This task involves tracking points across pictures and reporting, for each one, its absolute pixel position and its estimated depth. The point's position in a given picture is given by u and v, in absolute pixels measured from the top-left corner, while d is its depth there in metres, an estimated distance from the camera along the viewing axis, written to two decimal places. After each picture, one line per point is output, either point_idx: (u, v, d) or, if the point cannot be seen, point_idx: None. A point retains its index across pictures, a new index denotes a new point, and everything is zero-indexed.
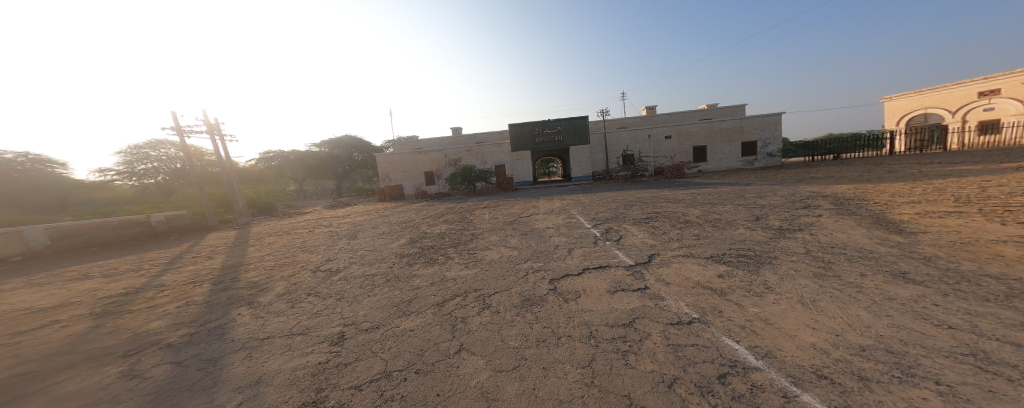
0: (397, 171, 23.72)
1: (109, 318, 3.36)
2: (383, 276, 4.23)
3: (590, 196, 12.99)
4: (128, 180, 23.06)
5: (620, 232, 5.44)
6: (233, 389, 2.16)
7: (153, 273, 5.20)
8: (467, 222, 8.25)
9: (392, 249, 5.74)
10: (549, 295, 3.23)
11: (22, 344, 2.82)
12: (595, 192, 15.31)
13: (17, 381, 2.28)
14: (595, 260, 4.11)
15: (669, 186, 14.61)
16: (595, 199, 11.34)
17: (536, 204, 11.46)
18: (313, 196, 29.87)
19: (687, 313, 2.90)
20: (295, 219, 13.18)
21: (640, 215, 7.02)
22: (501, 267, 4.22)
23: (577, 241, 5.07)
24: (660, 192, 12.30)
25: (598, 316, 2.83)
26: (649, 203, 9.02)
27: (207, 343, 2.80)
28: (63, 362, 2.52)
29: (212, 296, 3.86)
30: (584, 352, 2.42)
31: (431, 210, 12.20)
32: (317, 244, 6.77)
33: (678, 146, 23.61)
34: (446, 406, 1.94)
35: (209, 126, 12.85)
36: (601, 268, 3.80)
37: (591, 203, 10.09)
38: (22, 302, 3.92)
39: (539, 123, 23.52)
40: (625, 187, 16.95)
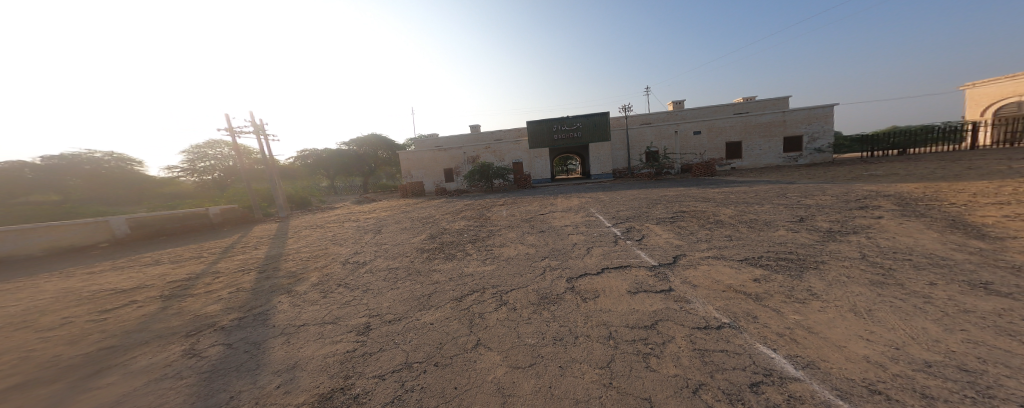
0: (418, 168, 24.45)
1: (175, 300, 3.83)
2: (405, 270, 4.40)
3: (611, 194, 12.65)
4: (191, 177, 26.44)
5: (643, 232, 5.24)
6: (274, 372, 2.37)
7: (209, 260, 5.85)
8: (485, 219, 8.35)
9: (414, 244, 5.96)
10: (567, 294, 3.19)
11: (109, 321, 3.30)
12: (617, 189, 14.84)
13: (106, 354, 2.68)
14: (616, 259, 3.99)
15: (699, 185, 13.81)
16: (616, 197, 10.99)
17: (554, 201, 11.33)
18: (343, 192, 32.02)
19: (715, 317, 2.73)
20: (325, 213, 14.09)
21: (666, 214, 6.70)
22: (519, 264, 4.23)
23: (597, 240, 4.95)
24: (689, 190, 11.66)
25: (619, 317, 2.75)
26: (675, 202, 8.58)
27: (253, 326, 3.09)
28: (140, 338, 2.91)
29: (257, 284, 4.26)
30: (603, 352, 2.36)
31: (451, 207, 12.49)
32: (346, 237, 7.20)
33: (709, 142, 22.45)
34: (463, 399, 1.99)
35: (255, 126, 14.09)
36: (622, 268, 3.67)
37: (612, 202, 9.80)
38: (110, 283, 4.59)
39: (558, 119, 23.52)
40: (651, 185, 16.26)
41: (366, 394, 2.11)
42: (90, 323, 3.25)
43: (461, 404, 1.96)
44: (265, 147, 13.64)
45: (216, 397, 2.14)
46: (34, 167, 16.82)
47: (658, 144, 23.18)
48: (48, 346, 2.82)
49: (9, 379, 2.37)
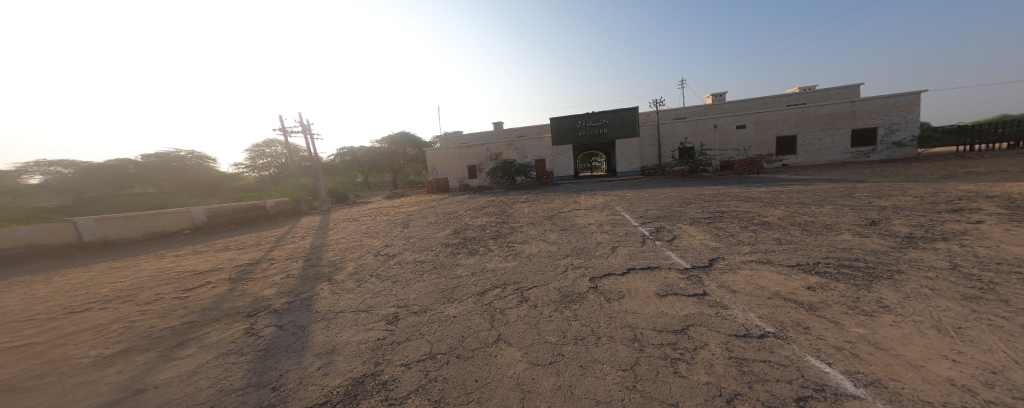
0: (443, 165, 25.19)
1: (239, 283, 4.39)
2: (431, 264, 4.60)
3: (639, 192, 12.08)
4: (254, 173, 30.49)
5: (675, 232, 4.93)
6: (315, 354, 2.61)
7: (266, 248, 6.60)
8: (507, 216, 8.41)
9: (439, 238, 6.21)
10: (589, 293, 3.11)
11: (190, 298, 3.88)
12: (648, 187, 14.14)
13: (187, 328, 3.14)
14: (643, 260, 3.80)
15: (742, 183, 12.67)
16: (645, 196, 10.47)
17: (578, 199, 11.07)
18: (376, 187, 34.44)
19: (756, 323, 2.46)
20: (360, 207, 15.13)
21: (701, 214, 6.22)
22: (540, 261, 4.20)
23: (623, 240, 4.75)
24: (729, 189, 10.73)
25: (645, 320, 2.60)
26: (712, 201, 7.95)
27: (300, 310, 3.43)
28: (212, 316, 3.38)
29: (304, 271, 4.72)
30: (626, 354, 2.25)
31: (474, 203, 12.74)
32: (378, 230, 7.67)
33: (755, 137, 20.83)
34: (484, 393, 2.02)
35: (304, 126, 15.01)
36: (650, 269, 3.48)
37: (641, 200, 9.35)
38: (191, 266, 5.38)
39: (583, 115, 23.21)
40: (686, 183, 15.24)
41: (393, 381, 2.24)
42: (176, 300, 3.83)
43: (480, 397, 1.99)
44: (312, 144, 14.80)
45: (268, 374, 2.40)
46: (137, 164, 20.54)
47: (693, 140, 21.91)
48: (145, 318, 3.37)
49: (118, 345, 2.88)
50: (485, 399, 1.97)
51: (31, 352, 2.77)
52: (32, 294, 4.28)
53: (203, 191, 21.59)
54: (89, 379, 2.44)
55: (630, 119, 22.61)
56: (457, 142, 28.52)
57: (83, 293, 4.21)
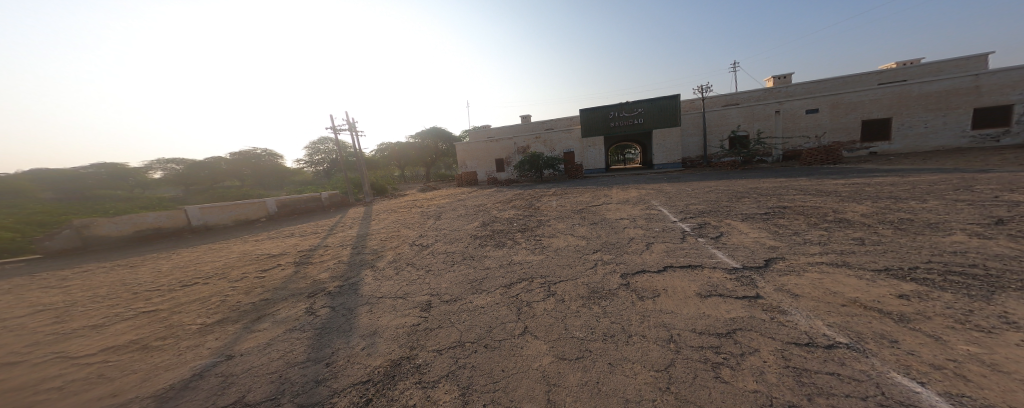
0: (471, 158, 25.22)
1: (302, 266, 5.04)
2: (460, 255, 4.77)
3: (679, 185, 11.17)
4: (311, 167, 35.39)
5: (723, 228, 4.46)
6: (361, 335, 2.87)
7: (321, 236, 7.45)
8: (534, 209, 8.37)
9: (468, 230, 6.41)
10: (620, 291, 2.95)
11: (266, 278, 4.57)
12: (691, 180, 12.99)
13: (264, 304, 3.70)
14: (683, 258, 3.49)
15: (808, 175, 11.01)
16: (687, 190, 9.63)
17: (609, 192, 10.59)
18: (411, 180, 36.88)
19: (823, 328, 2.05)
20: (399, 199, 16.29)
21: (756, 210, 5.53)
22: (569, 255, 4.11)
23: (660, 236, 4.43)
24: (791, 182, 9.40)
25: (683, 321, 2.37)
26: (768, 195, 7.03)
27: (349, 293, 3.82)
28: (282, 295, 3.93)
29: (351, 258, 5.24)
30: (659, 355, 2.07)
31: (503, 196, 12.88)
32: (413, 222, 8.19)
33: (830, 122, 18.26)
34: (509, 383, 2.03)
35: (352, 125, 16.29)
36: (691, 268, 3.21)
37: (680, 194, 8.61)
38: (265, 249, 6.31)
39: (616, 106, 22.04)
40: (739, 175, 13.68)
41: (426, 366, 2.36)
42: (256, 279, 4.54)
43: (506, 388, 2.00)
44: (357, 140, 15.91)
45: (323, 351, 2.72)
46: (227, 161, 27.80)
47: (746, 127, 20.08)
48: (234, 293, 4.05)
49: (215, 315, 3.50)
50: (510, 390, 1.98)
51: (159, 318, 3.50)
52: (158, 268, 5.41)
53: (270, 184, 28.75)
54: (197, 343, 3.00)
55: (668, 105, 20.91)
56: (485, 136, 28.81)
57: (190, 270, 5.17)
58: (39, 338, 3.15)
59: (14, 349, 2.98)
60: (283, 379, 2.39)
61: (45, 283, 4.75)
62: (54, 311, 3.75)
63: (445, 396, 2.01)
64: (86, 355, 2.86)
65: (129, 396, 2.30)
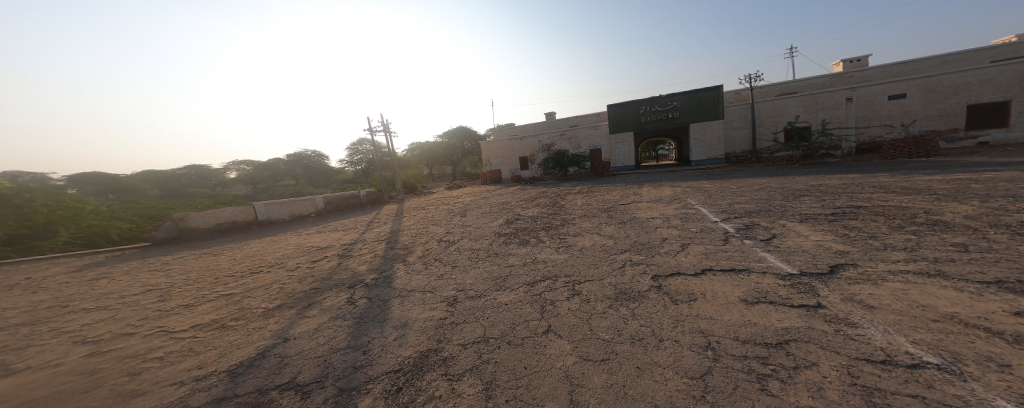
0: (496, 157, 25.38)
1: (344, 258, 5.52)
2: (485, 252, 4.84)
3: (720, 183, 10.20)
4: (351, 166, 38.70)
5: (775, 230, 3.95)
6: (394, 326, 3.04)
7: (360, 231, 8.07)
8: (559, 207, 8.19)
9: (493, 227, 6.49)
10: (651, 293, 2.76)
11: (315, 268, 5.07)
12: (738, 177, 11.75)
13: (313, 292, 4.10)
14: (725, 261, 3.14)
15: (884, 171, 9.42)
16: (731, 188, 8.74)
17: (639, 190, 9.99)
18: (439, 179, 38.66)
19: (905, 345, 1.68)
20: (429, 197, 16.99)
21: (819, 210, 4.82)
22: (594, 255, 3.96)
23: (698, 237, 4.05)
24: (864, 178, 8.09)
25: (723, 327, 2.14)
26: (833, 194, 6.11)
27: (384, 286, 4.08)
28: (328, 284, 4.33)
29: (386, 252, 5.59)
30: (694, 361, 1.89)
31: (527, 194, 12.79)
32: (441, 219, 8.51)
33: (923, 108, 16.41)
34: (529, 381, 2.00)
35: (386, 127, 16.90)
36: (736, 272, 2.87)
37: (723, 192, 7.84)
38: (314, 242, 7.01)
39: (648, 100, 20.98)
40: (801, 171, 12.06)
41: (452, 359, 2.42)
42: (307, 269, 5.06)
43: (528, 385, 1.97)
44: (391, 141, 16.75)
45: (361, 339, 2.92)
46: (285, 162, 33.26)
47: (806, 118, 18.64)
48: (290, 282, 4.56)
49: (275, 301, 3.98)
50: (532, 387, 1.94)
51: (233, 301, 4.07)
52: (231, 256, 6.30)
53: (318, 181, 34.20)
54: (261, 325, 3.42)
55: (708, 98, 19.64)
56: (509, 134, 28.72)
57: (257, 259, 5.94)
58: (148, 314, 3.83)
59: (132, 322, 3.67)
60: (327, 363, 2.62)
61: (152, 267, 5.77)
62: (158, 291, 4.55)
63: (469, 389, 2.03)
64: (180, 331, 3.43)
65: (210, 369, 2.70)
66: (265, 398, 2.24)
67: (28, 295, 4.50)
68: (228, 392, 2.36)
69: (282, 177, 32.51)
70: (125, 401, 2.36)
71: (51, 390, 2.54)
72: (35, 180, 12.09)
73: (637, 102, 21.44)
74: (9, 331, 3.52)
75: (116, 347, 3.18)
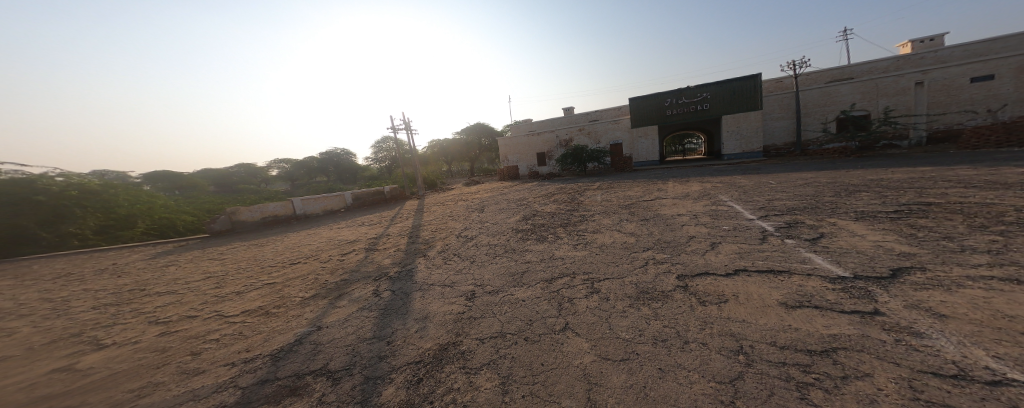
0: (514, 153, 25.34)
1: (371, 251, 5.81)
2: (503, 248, 4.85)
3: (756, 178, 9.41)
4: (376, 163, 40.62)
5: (824, 229, 3.55)
6: (416, 318, 3.14)
7: (385, 225, 8.46)
8: (577, 203, 8.00)
9: (510, 223, 6.49)
10: (676, 293, 2.59)
11: (345, 261, 5.40)
12: (779, 172, 10.73)
13: (343, 284, 4.36)
14: (762, 262, 2.88)
15: (958, 163, 8.18)
16: (769, 183, 8.01)
17: (664, 186, 9.46)
18: (458, 175, 39.45)
19: (985, 359, 1.42)
20: (449, 193, 17.34)
21: (878, 208, 4.26)
22: (615, 253, 3.81)
23: (732, 235, 3.76)
24: (934, 172, 7.06)
25: (758, 331, 1.95)
26: (896, 189, 5.37)
27: (406, 279, 4.23)
28: (356, 276, 4.58)
29: (408, 247, 5.80)
30: (723, 365, 1.74)
31: (546, 190, 12.60)
32: (460, 214, 8.66)
33: (1016, 90, 14.52)
34: (546, 378, 1.95)
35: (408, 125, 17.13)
36: (775, 273, 2.62)
37: (760, 188, 7.20)
38: (344, 236, 7.46)
39: (674, 92, 20.03)
40: (860, 164, 10.73)
41: (470, 353, 2.44)
42: (338, 261, 5.39)
43: (545, 381, 1.92)
44: (412, 139, 17.20)
45: (385, 330, 3.05)
46: (318, 160, 35.64)
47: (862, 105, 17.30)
48: (324, 273, 4.89)
49: (311, 291, 4.28)
50: (548, 384, 1.89)
51: (275, 289, 4.44)
52: (273, 248, 6.88)
53: (347, 178, 36.34)
54: (299, 313, 3.70)
55: (743, 88, 18.55)
56: (526, 130, 27.11)
57: (294, 251, 6.43)
58: (206, 299, 4.31)
59: (194, 306, 4.15)
60: (355, 351, 2.76)
61: (209, 257, 6.46)
62: (214, 278, 5.08)
63: (486, 383, 2.03)
64: (231, 315, 3.80)
65: (256, 352, 2.97)
66: (300, 383, 2.41)
67: (113, 279, 5.23)
68: (271, 374, 2.57)
69: (315, 174, 34.84)
70: (189, 377, 2.67)
71: (132, 365, 2.93)
72: (117, 178, 14.01)
73: (663, 94, 20.55)
74: (100, 311, 4.12)
75: (182, 328, 3.61)
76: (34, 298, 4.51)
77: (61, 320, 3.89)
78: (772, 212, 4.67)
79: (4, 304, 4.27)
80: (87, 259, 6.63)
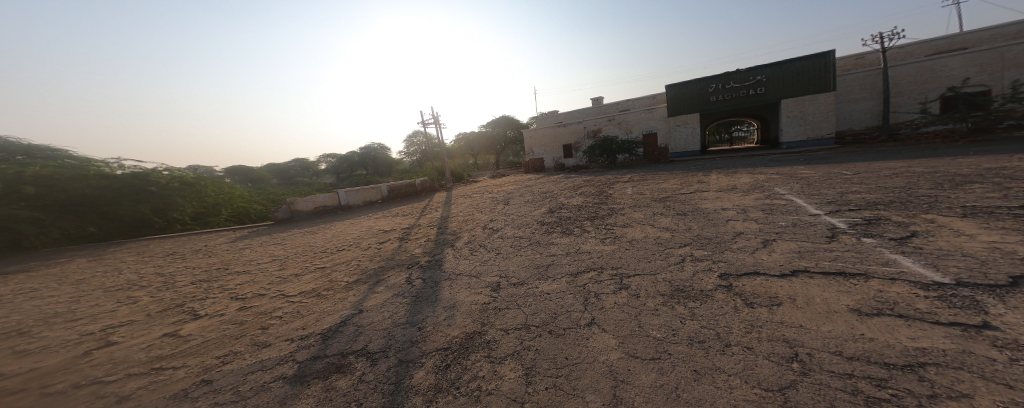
0: (538, 145, 24.38)
1: (404, 241, 6.17)
2: (528, 240, 4.81)
3: (820, 169, 8.17)
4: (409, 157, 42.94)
5: (916, 228, 3.00)
6: (444, 306, 3.24)
7: (416, 216, 8.90)
8: (606, 196, 7.62)
9: (535, 216, 6.41)
10: (717, 293, 2.33)
11: (383, 249, 5.78)
12: (852, 162, 9.21)
13: (381, 271, 4.68)
14: (831, 263, 2.49)
15: None
16: (840, 174, 6.87)
17: (706, 178, 8.62)
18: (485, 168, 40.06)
19: None
20: (477, 185, 17.61)
21: (990, 203, 3.45)
22: (647, 248, 3.56)
23: (792, 232, 3.34)
24: None
25: (819, 338, 1.65)
26: (1021, 180, 4.29)
27: (436, 268, 4.40)
28: (392, 264, 4.89)
29: (437, 237, 6.03)
30: (772, 373, 1.50)
31: (573, 182, 12.24)
32: (486, 206, 8.79)
33: None
34: (570, 372, 1.87)
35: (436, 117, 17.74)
36: (847, 277, 2.24)
37: (828, 180, 6.22)
38: (381, 226, 8.02)
39: (721, 77, 18.74)
40: (974, 150, 8.74)
41: (494, 342, 2.43)
42: (376, 249, 5.80)
43: (569, 375, 1.84)
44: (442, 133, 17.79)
45: (417, 316, 3.19)
46: (359, 155, 38.58)
47: (980, 79, 14.86)
48: (364, 260, 5.29)
49: (354, 276, 4.66)
50: (572, 378, 1.81)
51: (325, 273, 4.92)
52: (323, 236, 7.64)
53: (384, 171, 38.88)
54: (344, 296, 4.05)
55: (807, 68, 16.81)
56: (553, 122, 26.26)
57: (339, 239, 7.06)
58: (272, 279, 4.92)
59: (264, 285, 4.77)
60: (391, 334, 2.93)
61: (273, 242, 7.38)
62: (278, 261, 5.80)
63: (509, 373, 2.01)
64: (291, 295, 4.29)
65: (310, 330, 3.31)
66: (344, 361, 2.61)
67: (204, 259, 6.24)
68: (321, 351, 2.84)
69: (356, 167, 37.76)
70: (258, 349, 3.06)
71: (218, 334, 3.47)
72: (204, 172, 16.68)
73: (707, 79, 19.24)
74: (197, 286, 4.94)
75: (255, 304, 4.17)
76: (150, 273, 5.55)
77: (170, 292, 4.74)
78: (845, 208, 4.01)
79: (132, 277, 5.36)
80: (188, 241, 8.02)
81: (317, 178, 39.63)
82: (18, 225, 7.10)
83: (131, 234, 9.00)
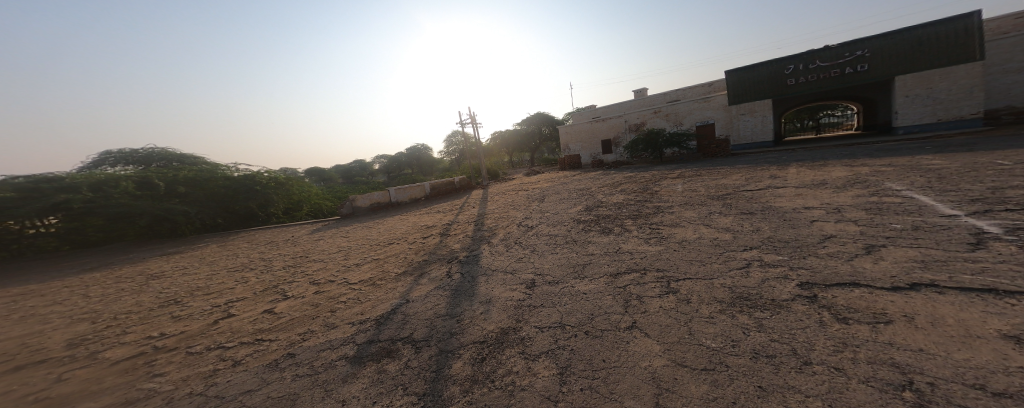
0: (576, 141, 23.26)
1: (445, 236, 6.45)
2: (565, 238, 4.61)
3: (945, 160, 6.38)
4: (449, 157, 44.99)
5: None
6: (481, 301, 3.26)
7: (456, 213, 9.28)
8: (652, 193, 6.98)
9: (571, 214, 6.15)
10: (795, 304, 1.90)
11: (426, 243, 6.13)
12: (999, 149, 7.03)
13: (425, 264, 4.96)
14: (973, 277, 1.85)
15: None
16: (987, 164, 5.22)
17: (781, 173, 7.32)
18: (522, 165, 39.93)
19: None
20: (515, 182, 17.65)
21: None
22: (701, 250, 3.10)
23: (914, 237, 2.58)
24: None
25: (948, 367, 1.21)
26: None
27: (475, 263, 4.49)
28: (435, 258, 5.15)
29: (474, 234, 6.17)
30: (871, 400, 1.14)
31: (614, 179, 11.48)
32: (521, 204, 8.73)
33: None
34: (606, 375, 1.68)
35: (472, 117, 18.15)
36: (1001, 295, 1.63)
37: (965, 172, 4.77)
38: (425, 221, 8.54)
39: (805, 56, 15.85)
40: None
41: (528, 339, 2.34)
42: (421, 243, 6.19)
43: (605, 378, 1.66)
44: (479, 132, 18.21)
45: (456, 308, 3.27)
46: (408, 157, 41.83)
47: None
48: (411, 253, 5.68)
49: (402, 267, 5.03)
50: (609, 381, 1.63)
51: (379, 264, 5.40)
52: (377, 230, 8.43)
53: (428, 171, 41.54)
54: (395, 286, 4.37)
55: (937, 36, 13.43)
56: (591, 116, 24.89)
57: (390, 233, 7.71)
58: (339, 268, 5.60)
59: (332, 272, 5.44)
60: (434, 324, 3.05)
61: (339, 235, 8.40)
62: (343, 252, 6.57)
63: (542, 370, 1.90)
64: (353, 282, 4.80)
65: (367, 315, 3.62)
66: (393, 347, 2.78)
67: (291, 248, 7.37)
68: (375, 336, 3.08)
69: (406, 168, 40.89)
70: (328, 329, 3.46)
71: (300, 314, 4.03)
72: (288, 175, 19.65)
73: (784, 59, 16.42)
74: (287, 270, 5.86)
75: (326, 289, 4.77)
76: (254, 258, 6.74)
77: (268, 275, 5.71)
78: (996, 207, 3.01)
79: (242, 261, 6.58)
80: (280, 232, 9.60)
81: (373, 178, 43.97)
82: (175, 216, 9.43)
83: (244, 225, 11.29)
